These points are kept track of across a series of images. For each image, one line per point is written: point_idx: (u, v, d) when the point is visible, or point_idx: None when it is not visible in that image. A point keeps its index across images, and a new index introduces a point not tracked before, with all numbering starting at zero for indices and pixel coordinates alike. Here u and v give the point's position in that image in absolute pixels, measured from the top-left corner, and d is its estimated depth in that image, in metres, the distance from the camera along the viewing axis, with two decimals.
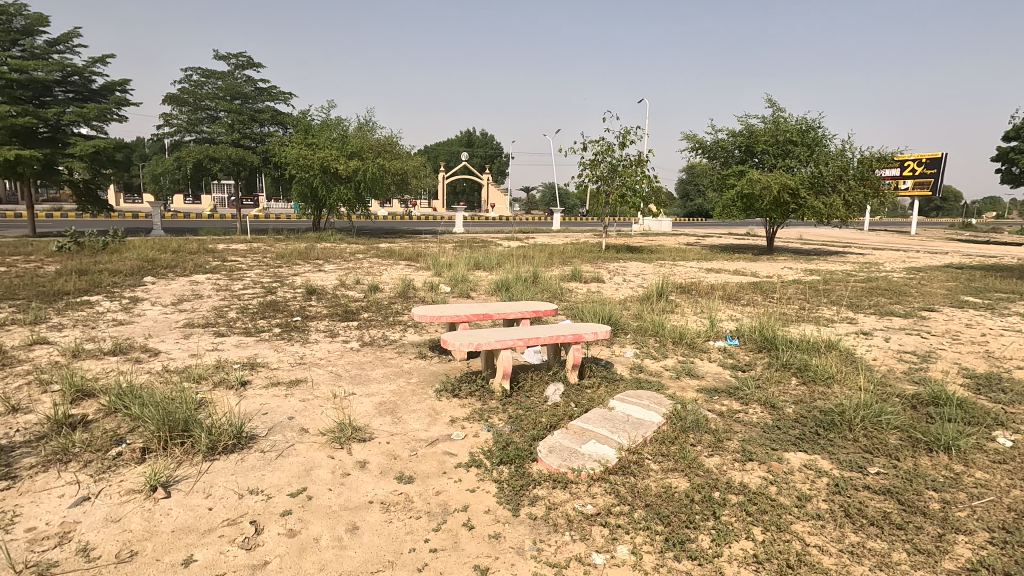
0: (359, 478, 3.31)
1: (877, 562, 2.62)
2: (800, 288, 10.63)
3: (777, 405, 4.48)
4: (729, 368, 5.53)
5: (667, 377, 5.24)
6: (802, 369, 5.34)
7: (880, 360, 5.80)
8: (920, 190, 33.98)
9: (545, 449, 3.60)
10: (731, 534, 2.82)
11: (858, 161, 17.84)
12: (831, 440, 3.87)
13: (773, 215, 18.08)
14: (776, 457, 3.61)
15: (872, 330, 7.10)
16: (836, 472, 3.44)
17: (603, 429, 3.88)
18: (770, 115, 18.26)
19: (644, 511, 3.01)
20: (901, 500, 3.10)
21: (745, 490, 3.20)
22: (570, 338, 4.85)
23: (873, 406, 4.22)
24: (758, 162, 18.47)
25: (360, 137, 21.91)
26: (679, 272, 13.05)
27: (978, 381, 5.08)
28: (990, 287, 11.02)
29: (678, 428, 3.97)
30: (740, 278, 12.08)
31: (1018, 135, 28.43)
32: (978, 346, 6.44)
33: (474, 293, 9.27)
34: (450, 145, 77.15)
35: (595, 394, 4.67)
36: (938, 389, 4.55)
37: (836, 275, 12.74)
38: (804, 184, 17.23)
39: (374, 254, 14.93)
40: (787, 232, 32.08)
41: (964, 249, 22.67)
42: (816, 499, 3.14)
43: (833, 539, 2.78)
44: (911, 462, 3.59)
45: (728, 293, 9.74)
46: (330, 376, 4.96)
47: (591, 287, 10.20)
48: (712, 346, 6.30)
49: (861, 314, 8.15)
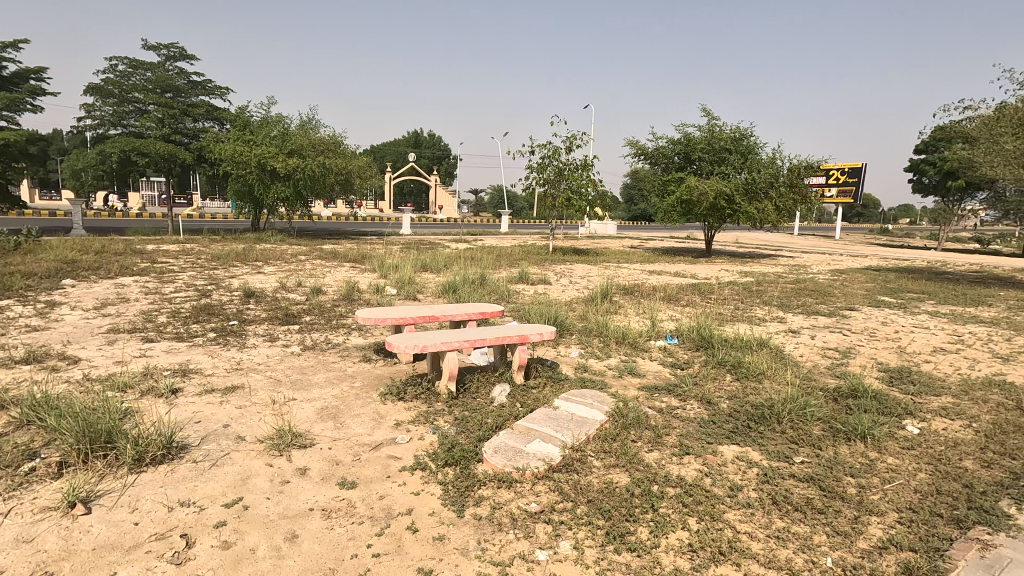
0: (299, 485, 3.22)
1: (800, 544, 2.78)
2: (734, 289, 11.16)
3: (713, 401, 4.70)
4: (669, 366, 5.74)
5: (610, 376, 5.38)
6: (736, 366, 5.61)
7: (807, 357, 6.18)
8: (842, 198, 36.29)
9: (490, 449, 3.62)
10: (668, 524, 2.93)
11: (788, 169, 18.82)
12: (761, 433, 4.10)
13: (710, 220, 18.84)
14: (712, 451, 3.79)
15: (799, 329, 7.55)
16: (765, 463, 3.64)
17: (548, 428, 3.94)
18: (706, 124, 19.11)
19: (586, 506, 3.09)
20: (821, 487, 3.32)
21: (682, 483, 3.34)
22: (515, 339, 4.88)
23: (798, 399, 4.49)
24: (697, 169, 19.30)
25: (301, 135, 21.23)
26: (622, 274, 13.39)
27: (892, 374, 5.50)
28: (902, 288, 11.88)
29: (619, 425, 4.10)
30: (680, 280, 12.58)
31: (926, 149, 30.93)
32: (891, 342, 6.98)
33: (421, 295, 9.18)
34: (397, 147, 76.37)
35: (540, 395, 4.73)
36: (856, 382, 4.90)
37: (768, 277, 13.47)
38: (738, 190, 18.06)
39: (316, 257, 14.49)
40: (726, 236, 33.51)
41: (882, 253, 24.33)
42: (746, 488, 3.31)
43: (761, 526, 2.94)
44: (832, 451, 3.84)
45: (669, 294, 10.13)
46: (268, 382, 4.78)
47: (537, 289, 10.34)
48: (653, 345, 6.53)
49: (790, 314, 8.66)
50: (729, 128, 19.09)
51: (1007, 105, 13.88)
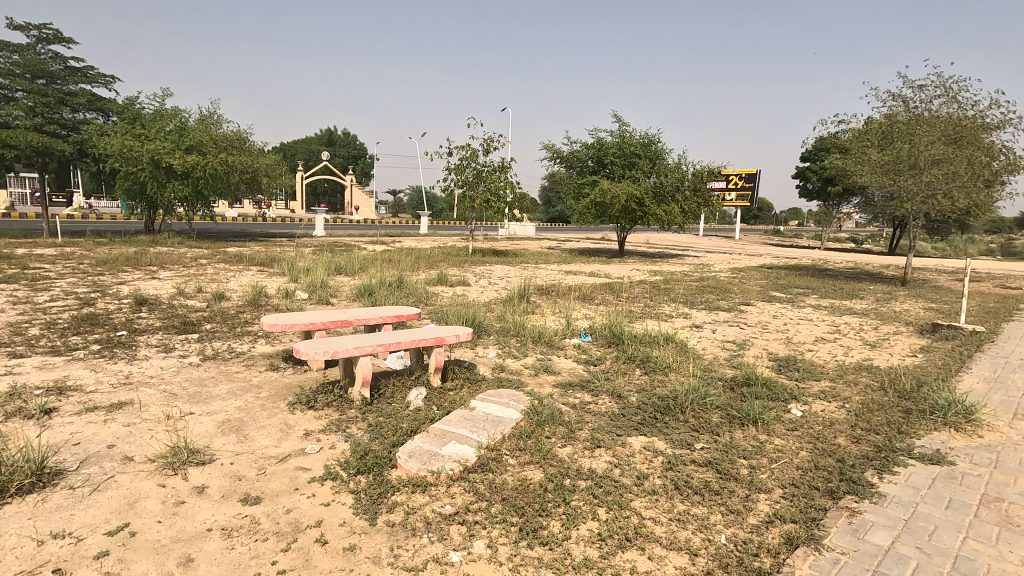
0: (195, 505, 3.01)
1: (699, 525, 2.98)
2: (644, 287, 11.74)
3: (623, 395, 4.92)
4: (583, 363, 5.94)
5: (526, 375, 5.47)
6: (644, 360, 5.91)
7: (708, 349, 6.63)
8: (740, 201, 39.18)
9: (405, 454, 3.57)
10: (579, 516, 3.03)
11: (692, 174, 20.05)
12: (666, 423, 4.34)
13: (623, 222, 19.65)
14: (621, 442, 3.96)
15: (702, 324, 8.08)
16: (669, 451, 3.87)
17: (465, 430, 3.94)
18: (617, 130, 19.94)
19: (500, 505, 3.12)
20: (718, 470, 3.57)
21: (592, 475, 3.47)
22: (431, 342, 4.84)
23: (699, 390, 4.81)
24: (609, 172, 20.09)
25: (201, 130, 19.83)
26: (540, 274, 13.66)
27: (780, 363, 6.03)
28: (791, 284, 13.03)
29: (534, 422, 4.18)
30: (595, 280, 13.04)
31: (810, 158, 34.08)
32: (781, 334, 7.63)
33: (334, 299, 8.87)
34: (309, 145, 73.24)
35: (457, 397, 4.72)
36: (750, 371, 5.32)
37: (675, 276, 14.27)
38: (648, 194, 18.99)
39: (219, 260, 13.58)
40: (638, 237, 35.15)
41: (775, 252, 26.54)
42: (652, 476, 3.50)
43: (664, 510, 3.12)
44: (727, 436, 4.15)
45: (584, 293, 10.47)
46: (161, 397, 4.42)
47: (456, 291, 10.32)
48: (569, 343, 6.72)
49: (694, 309, 9.24)
50: (638, 134, 20.04)
51: (875, 120, 15.60)
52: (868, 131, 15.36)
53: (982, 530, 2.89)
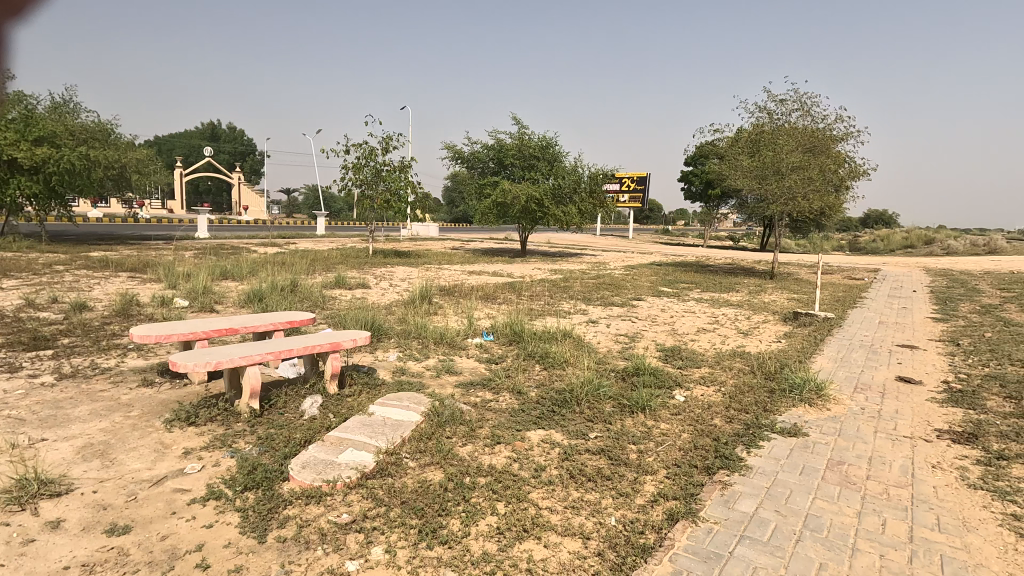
0: (49, 542, 2.68)
1: (592, 510, 3.14)
2: (544, 286, 12.10)
3: (522, 391, 5.05)
4: (484, 362, 6.01)
5: (428, 377, 5.44)
6: (543, 356, 6.11)
7: (602, 343, 6.98)
8: (633, 202, 41.53)
9: (297, 466, 3.42)
10: (478, 513, 3.07)
11: (588, 176, 20.93)
12: (563, 415, 4.53)
13: (524, 222, 20.07)
14: (520, 437, 4.07)
15: (597, 319, 8.50)
16: (565, 442, 4.04)
17: (362, 436, 3.85)
18: (516, 132, 20.37)
19: (399, 508, 3.09)
20: (609, 457, 3.78)
21: (492, 471, 3.53)
22: (326, 347, 4.66)
23: (594, 382, 5.06)
24: (510, 174, 20.49)
25: (53, 119, 17.53)
26: (443, 275, 13.61)
27: (666, 353, 6.50)
28: (677, 280, 14.04)
29: (435, 423, 4.17)
30: (497, 279, 13.23)
31: (693, 163, 36.91)
32: (668, 326, 8.22)
33: (220, 306, 8.25)
34: (189, 139, 67.26)
35: (355, 402, 4.59)
36: (639, 362, 5.69)
37: (573, 274, 14.85)
38: (547, 195, 19.57)
39: (80, 266, 12.09)
40: (539, 237, 36.11)
41: (665, 250, 28.46)
42: (549, 467, 3.63)
43: (560, 499, 3.25)
44: (619, 423, 4.41)
45: (486, 293, 10.58)
46: (5, 423, 3.87)
47: (355, 294, 10.00)
48: (470, 343, 6.78)
49: (590, 306, 9.68)
50: (537, 137, 20.61)
51: (745, 129, 17.23)
52: (740, 139, 16.97)
53: (827, 490, 3.32)
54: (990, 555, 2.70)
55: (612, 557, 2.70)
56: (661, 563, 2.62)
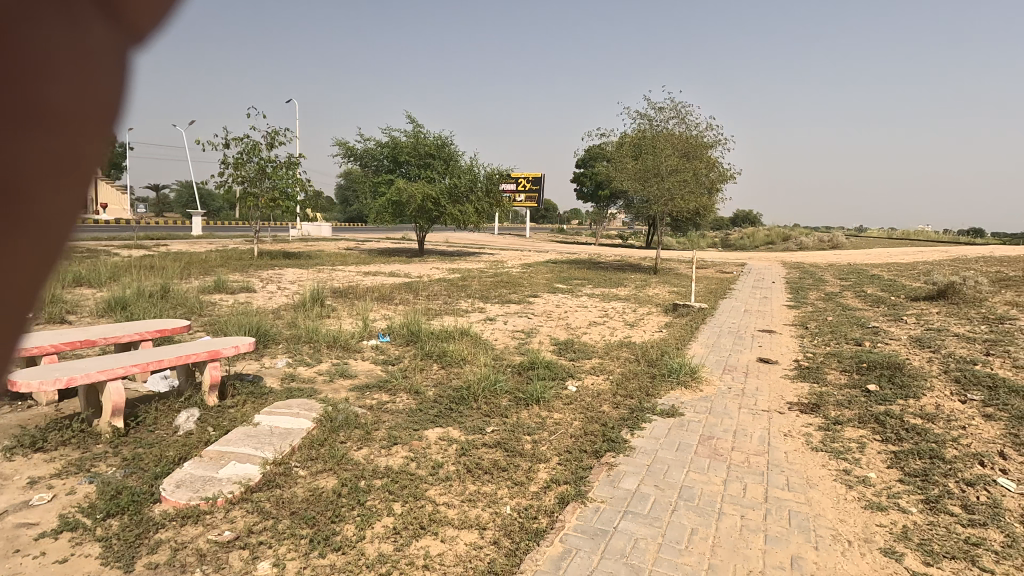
0: None
1: (488, 501, 3.22)
2: (443, 285, 12.07)
3: (420, 390, 5.03)
4: (380, 363, 5.89)
5: (320, 382, 5.23)
6: (441, 355, 6.11)
7: (500, 340, 7.12)
8: (529, 202, 42.56)
9: (171, 485, 3.15)
10: (373, 515, 3.03)
11: (484, 176, 21.12)
12: (460, 412, 4.57)
13: (421, 222, 19.80)
14: (417, 437, 4.06)
15: (495, 316, 8.64)
16: (463, 437, 4.08)
17: (246, 448, 3.63)
18: (411, 130, 20.13)
19: (288, 519, 2.96)
20: (505, 449, 3.89)
21: (388, 473, 3.49)
22: (204, 356, 4.32)
23: (490, 377, 5.16)
24: (405, 172, 20.20)
25: None
26: (336, 277, 13.09)
27: (560, 347, 6.78)
28: (571, 276, 14.63)
29: (327, 429, 4.03)
30: (394, 280, 12.97)
31: (584, 164, 38.62)
32: (562, 320, 8.57)
33: (73, 316, 7.29)
34: None
35: (238, 413, 4.30)
36: (534, 356, 5.89)
37: (472, 273, 14.94)
38: (443, 194, 19.48)
39: None
40: (438, 237, 35.88)
41: (559, 248, 29.50)
42: (447, 463, 3.66)
43: (457, 494, 3.30)
44: (515, 416, 4.54)
45: (382, 294, 10.34)
46: None
47: (238, 299, 9.32)
48: (366, 345, 6.60)
49: (488, 304, 9.81)
50: (432, 135, 20.49)
51: (629, 133, 18.34)
52: (625, 143, 18.05)
53: (699, 463, 3.66)
54: (827, 506, 3.15)
55: (506, 544, 2.79)
56: (552, 544, 2.76)
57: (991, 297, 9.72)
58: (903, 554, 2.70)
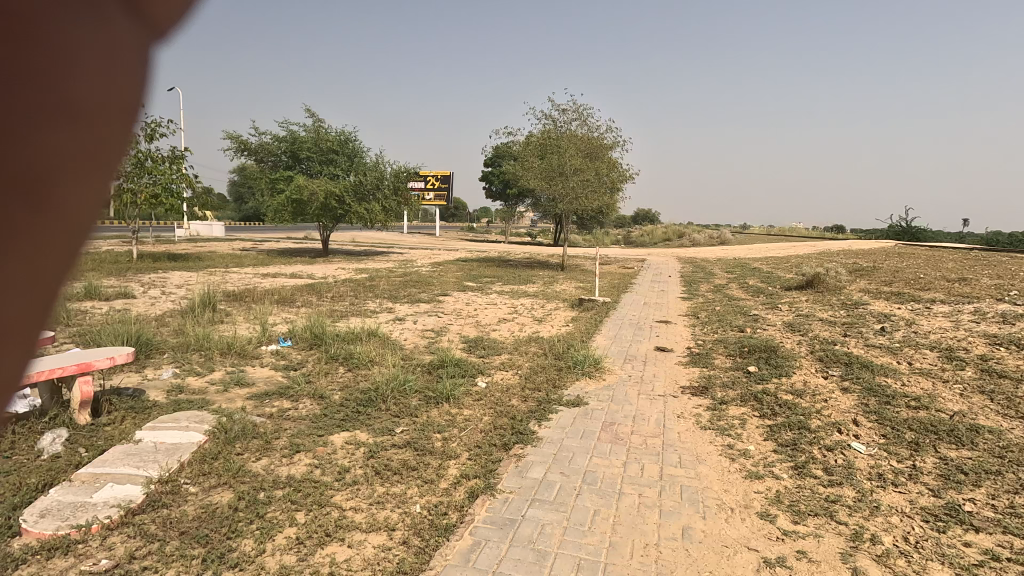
0: None
1: (397, 502, 3.18)
2: (349, 285, 11.68)
3: (325, 395, 4.85)
4: (281, 369, 5.60)
5: (213, 392, 4.87)
6: (347, 357, 5.92)
7: (409, 339, 7.03)
8: (438, 201, 42.21)
9: (33, 516, 2.81)
10: (275, 527, 2.89)
11: (391, 173, 20.62)
12: (368, 414, 4.47)
13: (324, 220, 18.98)
14: (322, 442, 3.92)
15: (404, 316, 8.51)
16: (371, 440, 4.00)
17: (125, 468, 3.31)
18: (311, 124, 19.32)
19: (178, 540, 2.75)
20: (414, 448, 3.86)
21: (291, 482, 3.34)
22: (73, 370, 3.88)
23: (399, 377, 5.09)
24: (305, 168, 19.34)
25: None
26: (231, 279, 12.24)
27: (470, 344, 6.82)
28: (481, 274, 14.73)
29: (222, 441, 3.78)
30: (296, 281, 12.36)
31: (492, 163, 38.97)
32: (472, 318, 8.62)
33: None
34: None
35: (116, 431, 3.91)
36: (444, 355, 5.88)
37: (380, 273, 14.58)
38: (348, 191, 18.82)
39: None
40: (343, 236, 34.61)
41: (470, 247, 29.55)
42: (354, 467, 3.57)
43: (364, 497, 3.23)
44: (424, 415, 4.52)
45: (282, 296, 9.81)
46: None
47: (114, 306, 8.44)
48: (264, 351, 6.25)
49: (397, 304, 9.64)
50: (334, 131, 19.78)
51: (535, 133, 18.77)
52: (531, 143, 18.44)
53: (602, 448, 3.86)
54: (713, 479, 3.45)
55: (416, 543, 2.78)
56: (462, 538, 2.79)
57: (849, 286, 11.04)
58: (776, 515, 3.01)
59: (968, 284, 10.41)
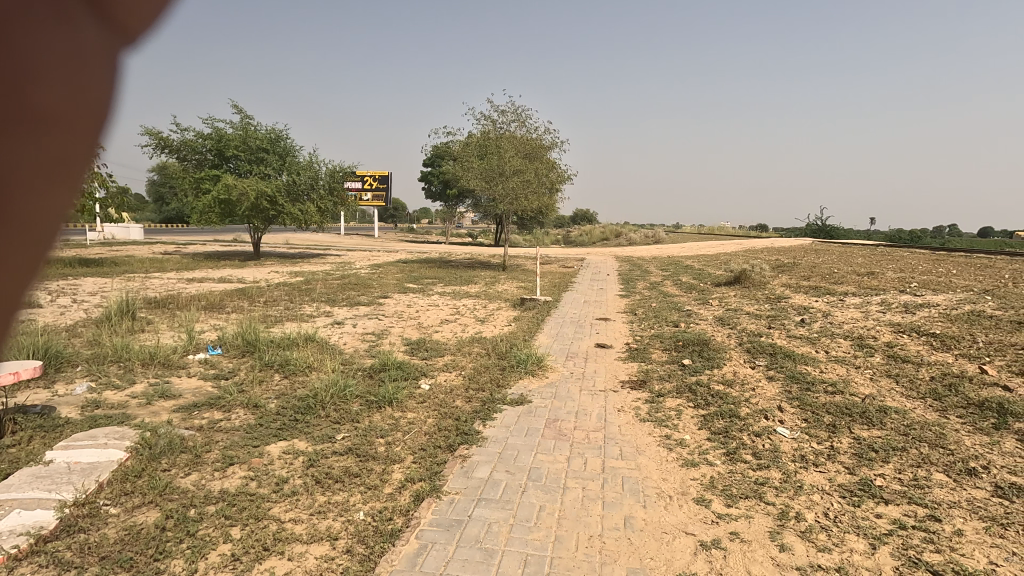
0: None
1: (340, 510, 3.10)
2: (284, 289, 11.24)
3: (260, 404, 4.65)
4: (211, 378, 5.31)
5: (134, 406, 4.55)
6: (283, 364, 5.70)
7: (349, 344, 6.85)
8: (376, 201, 41.33)
9: None
10: (208, 544, 2.74)
11: (326, 173, 19.98)
12: (307, 422, 4.31)
13: (255, 222, 18.12)
14: (257, 453, 3.75)
15: (343, 320, 8.28)
16: (310, 449, 3.87)
17: (34, 492, 3.03)
18: (239, 121, 18.43)
19: (98, 566, 2.55)
20: (357, 454, 3.77)
21: (224, 496, 3.18)
22: None
23: (339, 383, 4.95)
24: (233, 167, 18.41)
25: None
26: (152, 285, 11.47)
27: (412, 346, 6.74)
28: (422, 275, 14.56)
29: (146, 458, 3.54)
30: (225, 286, 11.75)
31: (431, 163, 38.62)
32: (414, 320, 8.51)
33: None
34: None
35: (22, 453, 3.57)
36: (386, 358, 5.77)
37: (316, 275, 14.10)
38: (280, 191, 18.08)
39: None
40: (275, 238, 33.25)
41: (410, 248, 29.16)
42: (292, 478, 3.44)
43: (305, 508, 3.12)
44: (366, 420, 4.42)
45: (210, 302, 9.30)
46: None
47: None
48: (192, 360, 5.90)
49: (336, 307, 9.36)
50: (263, 128, 18.97)
51: (474, 134, 18.76)
52: (470, 143, 18.42)
53: (546, 445, 3.91)
54: (652, 469, 3.58)
55: (361, 550, 2.72)
56: (408, 542, 2.75)
57: (772, 281, 11.74)
58: (711, 500, 3.17)
59: (875, 278, 11.33)
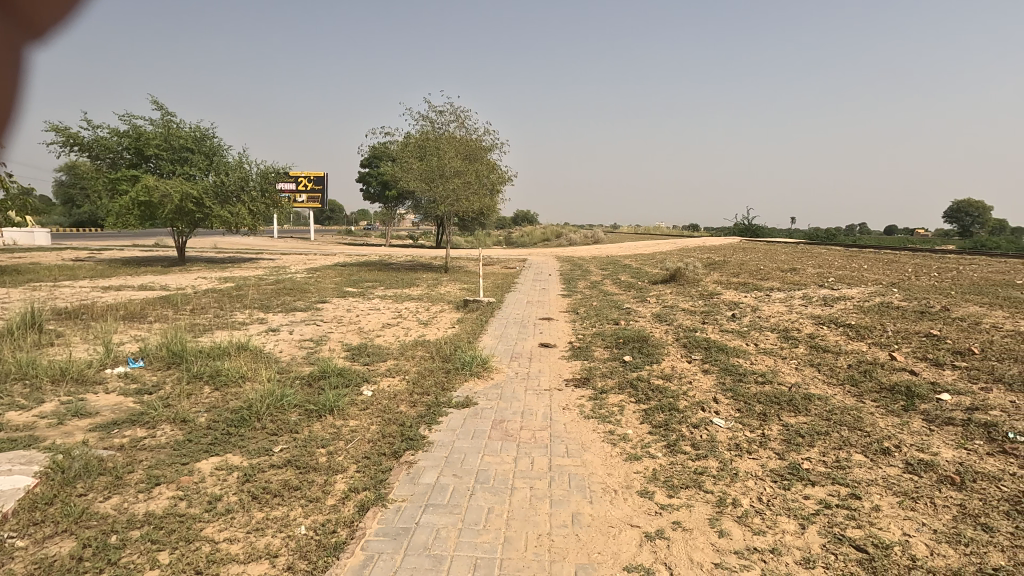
0: None
1: (280, 526, 2.96)
2: (213, 296, 10.64)
3: (188, 418, 4.38)
4: (132, 394, 4.93)
5: (43, 427, 4.16)
6: (213, 375, 5.39)
7: (285, 351, 6.57)
8: (312, 202, 39.97)
9: None
10: (133, 572, 2.54)
11: (257, 173, 19.12)
12: (240, 435, 4.10)
13: (179, 224, 17.05)
14: (187, 472, 3.53)
15: (279, 327, 7.94)
16: (245, 463, 3.67)
17: None
18: (159, 118, 17.30)
19: None
20: (296, 467, 3.61)
21: (150, 520, 2.96)
22: None
23: (275, 392, 4.75)
24: (154, 167, 17.22)
25: None
26: (63, 295, 10.54)
27: (353, 351, 6.56)
28: (362, 279, 14.19)
29: (58, 483, 3.25)
30: (148, 294, 10.98)
31: (369, 164, 37.78)
32: (354, 325, 8.28)
33: None
34: None
35: None
36: (325, 365, 5.58)
37: (249, 281, 13.44)
38: (207, 193, 17.12)
39: None
40: (201, 242, 31.46)
41: (348, 250, 28.39)
42: (226, 495, 3.26)
43: (241, 526, 2.96)
44: (306, 430, 4.25)
45: (130, 311, 8.66)
46: None
47: None
48: (110, 374, 5.47)
49: (270, 313, 8.96)
50: (187, 126, 17.93)
51: (412, 134, 18.52)
52: (408, 144, 18.16)
53: (492, 446, 3.91)
54: (597, 464, 3.66)
55: (303, 566, 2.60)
56: (353, 554, 2.67)
57: (704, 278, 12.29)
58: (653, 492, 3.27)
59: (796, 273, 12.08)
